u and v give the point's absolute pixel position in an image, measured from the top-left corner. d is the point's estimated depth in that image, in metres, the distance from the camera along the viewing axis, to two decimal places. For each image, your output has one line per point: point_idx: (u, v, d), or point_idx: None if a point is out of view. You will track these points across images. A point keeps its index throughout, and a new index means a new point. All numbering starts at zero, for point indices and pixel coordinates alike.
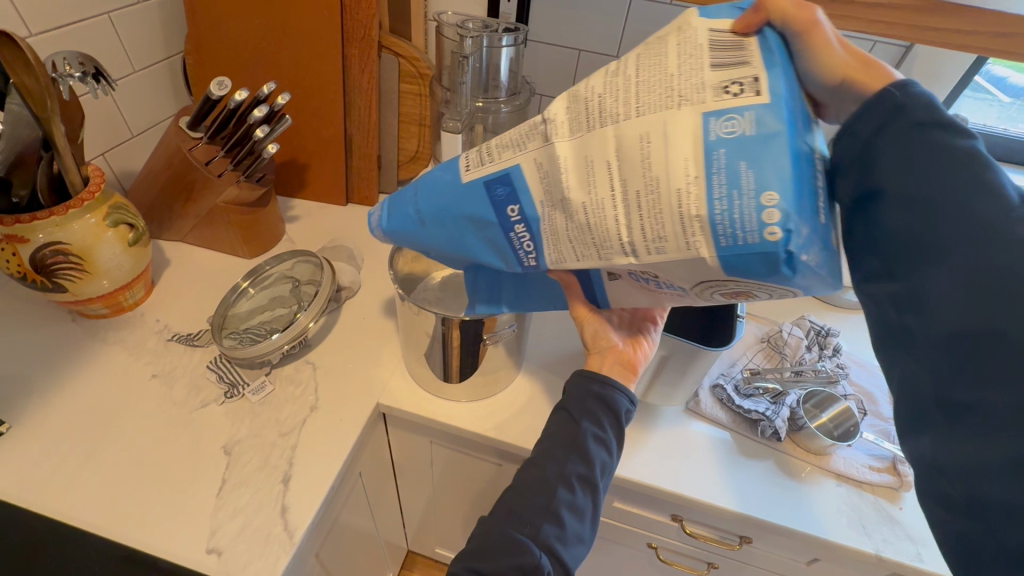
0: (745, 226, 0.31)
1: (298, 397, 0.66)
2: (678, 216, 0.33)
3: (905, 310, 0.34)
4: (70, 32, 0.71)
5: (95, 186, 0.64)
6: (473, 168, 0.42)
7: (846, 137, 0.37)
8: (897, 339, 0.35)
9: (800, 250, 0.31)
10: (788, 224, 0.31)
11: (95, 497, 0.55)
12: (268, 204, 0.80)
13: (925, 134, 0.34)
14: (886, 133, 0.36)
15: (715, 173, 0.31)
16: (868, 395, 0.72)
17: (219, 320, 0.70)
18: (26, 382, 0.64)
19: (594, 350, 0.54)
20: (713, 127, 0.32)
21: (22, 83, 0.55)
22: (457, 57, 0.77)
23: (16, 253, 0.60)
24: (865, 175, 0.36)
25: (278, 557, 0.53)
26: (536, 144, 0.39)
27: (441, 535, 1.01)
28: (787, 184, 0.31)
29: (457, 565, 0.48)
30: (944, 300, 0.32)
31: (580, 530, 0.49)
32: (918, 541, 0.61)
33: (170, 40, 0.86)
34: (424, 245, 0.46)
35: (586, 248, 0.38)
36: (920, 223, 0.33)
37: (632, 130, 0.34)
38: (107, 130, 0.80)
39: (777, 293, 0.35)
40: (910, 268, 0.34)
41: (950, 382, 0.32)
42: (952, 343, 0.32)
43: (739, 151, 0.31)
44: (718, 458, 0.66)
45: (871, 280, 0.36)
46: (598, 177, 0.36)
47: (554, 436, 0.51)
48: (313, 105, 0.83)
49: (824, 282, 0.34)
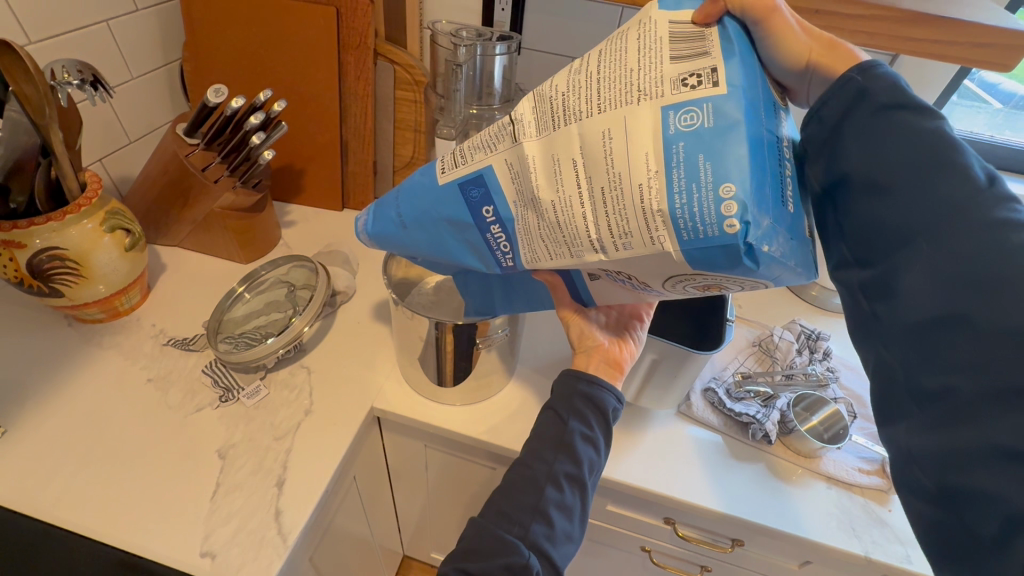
0: (704, 220, 0.31)
1: (293, 401, 0.67)
2: (642, 211, 0.33)
3: (876, 297, 0.35)
4: (69, 40, 0.72)
5: (92, 192, 0.65)
6: (449, 170, 0.44)
7: (814, 124, 0.38)
8: (869, 327, 0.36)
9: (760, 242, 0.31)
10: (747, 217, 0.31)
11: (90, 500, 0.56)
12: (264, 210, 0.81)
13: (890, 117, 0.35)
14: (851, 118, 0.36)
15: (674, 168, 0.32)
16: (858, 399, 0.73)
17: (214, 324, 0.70)
18: (21, 387, 0.64)
19: (581, 349, 0.55)
20: (672, 121, 0.32)
21: (20, 90, 0.55)
22: (450, 66, 0.80)
23: (14, 259, 0.61)
24: (832, 163, 0.36)
25: (272, 560, 0.53)
26: (505, 146, 0.40)
27: (436, 539, 1.01)
28: (744, 177, 0.31)
29: (447, 566, 0.48)
30: (909, 287, 0.33)
31: (569, 528, 0.49)
32: (906, 543, 0.61)
33: (168, 47, 0.87)
34: (406, 247, 0.47)
35: (558, 246, 0.39)
36: (885, 211, 0.34)
37: (594, 128, 0.34)
38: (105, 136, 0.80)
39: (748, 284, 0.36)
40: (879, 256, 0.35)
41: (916, 369, 0.33)
42: (918, 331, 0.32)
43: (697, 144, 0.31)
44: (708, 460, 0.67)
45: (843, 268, 0.37)
46: (564, 174, 0.36)
47: (542, 435, 0.51)
48: (309, 111, 0.84)
49: (791, 274, 0.34)
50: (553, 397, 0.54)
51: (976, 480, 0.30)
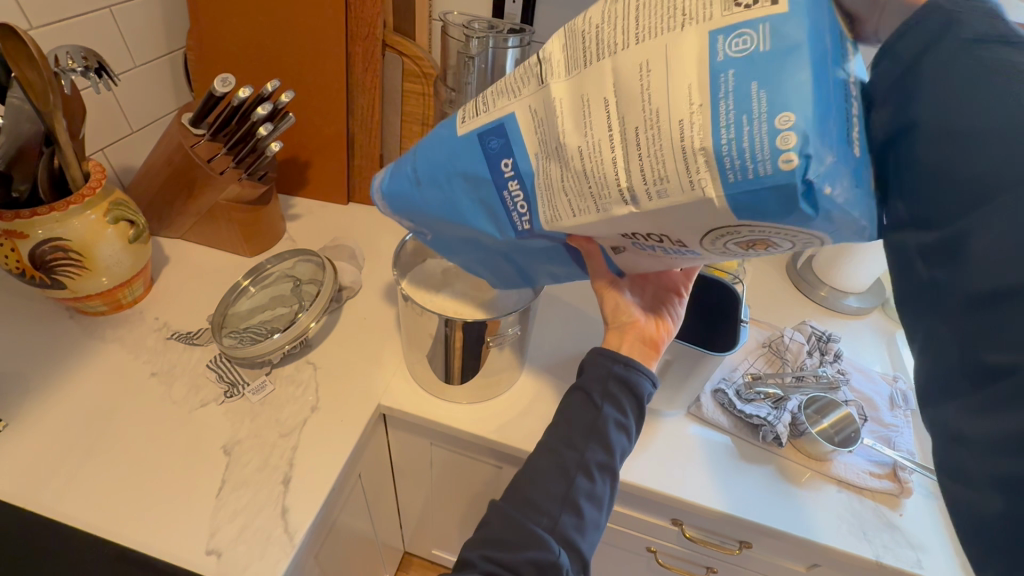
0: (757, 156, 0.30)
1: (299, 398, 0.66)
2: (682, 147, 0.32)
3: (938, 261, 0.30)
4: (72, 25, 0.70)
5: (96, 182, 0.64)
6: (470, 119, 0.44)
7: (885, 63, 0.33)
8: (926, 296, 0.31)
9: (821, 181, 0.30)
10: (807, 148, 0.29)
11: (92, 496, 0.55)
12: (269, 202, 0.79)
13: (976, 51, 0.29)
14: (931, 55, 0.31)
15: (722, 99, 0.30)
16: (868, 401, 0.72)
17: (218, 319, 0.69)
18: (23, 379, 0.63)
19: (614, 324, 0.54)
20: (721, 48, 0.31)
21: (24, 76, 0.54)
22: (462, 58, 0.78)
23: (15, 249, 0.60)
24: (902, 107, 0.32)
25: (279, 558, 0.53)
26: (530, 90, 0.40)
27: (438, 536, 1.00)
28: (805, 104, 0.29)
29: (471, 554, 0.47)
30: (981, 248, 0.28)
31: (598, 517, 0.49)
32: (917, 548, 0.61)
33: (172, 34, 0.85)
34: (420, 208, 0.48)
35: (583, 199, 0.38)
36: (959, 160, 0.29)
37: (633, 63, 0.33)
38: (106, 124, 0.79)
39: (795, 238, 0.34)
40: (945, 215, 0.30)
41: (979, 342, 0.29)
42: (979, 299, 0.28)
43: (750, 71, 0.30)
44: (719, 461, 0.66)
45: (898, 228, 0.33)
46: (594, 118, 0.36)
47: (575, 421, 0.50)
48: (315, 104, 0.83)
49: (852, 226, 0.32)
50: (586, 378, 0.52)
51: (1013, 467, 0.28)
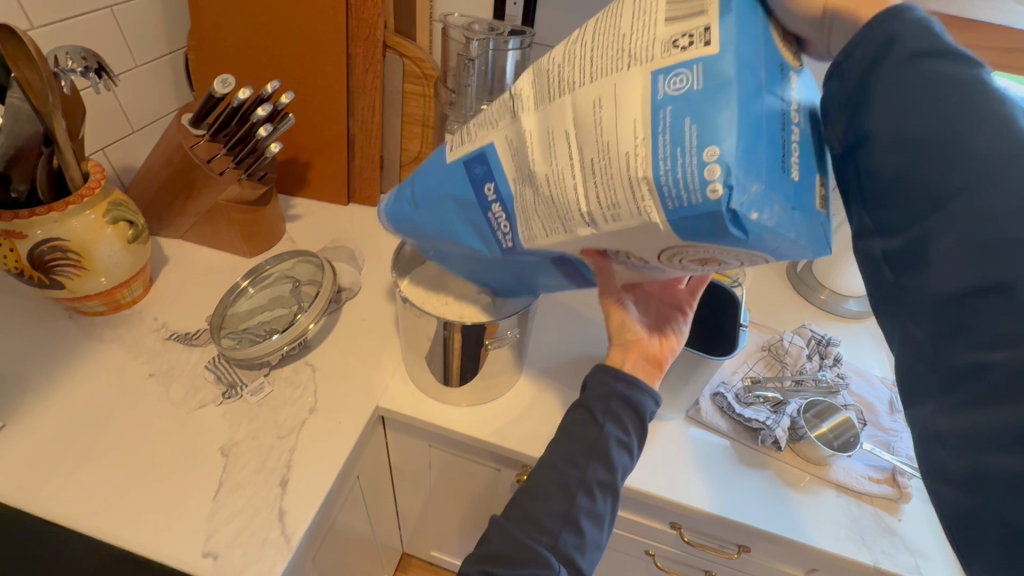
0: (688, 186, 0.30)
1: (298, 399, 0.66)
2: (627, 179, 0.32)
3: (902, 268, 0.31)
4: (73, 26, 0.70)
5: (95, 183, 0.63)
6: (457, 147, 0.46)
7: (835, 81, 0.34)
8: (892, 304, 0.32)
9: (747, 209, 0.30)
10: (731, 180, 0.30)
11: (89, 497, 0.55)
12: (269, 203, 0.79)
13: (920, 66, 0.30)
14: (880, 69, 0.31)
15: (659, 134, 0.31)
16: (868, 406, 0.72)
17: (217, 320, 0.69)
18: (21, 380, 0.63)
19: (618, 342, 0.54)
20: (661, 85, 0.32)
21: (24, 77, 0.54)
22: (462, 60, 0.79)
23: (14, 249, 0.60)
24: (852, 121, 0.33)
25: (276, 561, 0.53)
26: (506, 122, 0.41)
27: (436, 538, 1.00)
28: (732, 137, 0.30)
29: (471, 567, 0.48)
30: (940, 254, 0.29)
31: (598, 537, 0.49)
32: (917, 553, 0.61)
33: (173, 34, 0.85)
34: (419, 228, 0.50)
35: (553, 222, 0.38)
36: (909, 172, 0.29)
37: (586, 98, 0.34)
38: (106, 124, 0.79)
39: (744, 258, 0.34)
40: (901, 225, 0.31)
41: (948, 342, 0.29)
42: (945, 304, 0.29)
43: (684, 107, 0.31)
44: (718, 467, 0.66)
45: (862, 236, 0.34)
46: (558, 149, 0.36)
47: (576, 438, 0.50)
48: (315, 105, 0.83)
49: (790, 247, 0.32)
50: (588, 396, 0.51)
51: (1008, 461, 0.27)
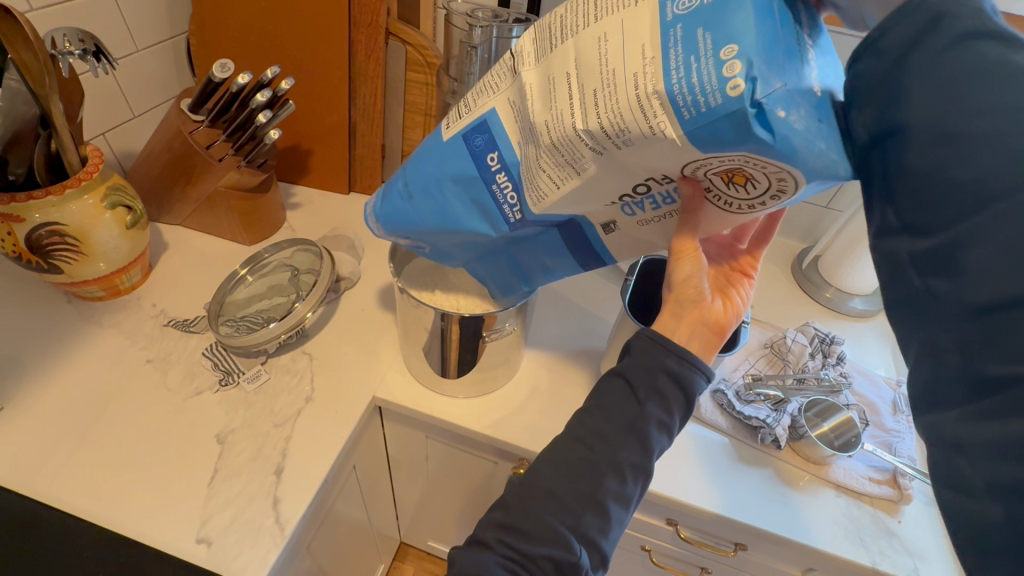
0: (705, 90, 0.30)
1: (294, 388, 0.65)
2: (636, 98, 0.33)
3: (933, 273, 0.28)
4: (72, 8, 0.70)
5: (93, 166, 0.63)
6: (454, 123, 0.46)
7: (869, 61, 0.31)
8: (919, 307, 0.29)
9: (772, 103, 0.30)
10: (751, 74, 0.29)
11: (84, 482, 0.55)
12: (268, 190, 0.79)
13: (964, 49, 0.27)
14: (918, 51, 0.28)
15: (672, 46, 0.32)
16: (871, 406, 0.71)
17: (215, 308, 0.69)
18: (19, 363, 0.63)
19: (678, 298, 0.47)
20: (670, 9, 0.32)
21: (21, 59, 0.53)
22: (465, 48, 0.76)
23: (12, 233, 0.60)
24: (883, 108, 0.30)
25: (269, 550, 0.52)
26: (507, 85, 0.43)
27: (433, 528, 1.01)
28: (750, 34, 0.30)
29: (486, 534, 0.45)
30: (977, 259, 0.26)
31: (623, 517, 0.45)
32: (916, 555, 0.60)
33: (175, 18, 0.84)
34: (411, 223, 0.49)
35: (562, 168, 0.39)
36: (942, 167, 0.27)
37: (592, 36, 0.35)
38: (107, 109, 0.78)
39: (769, 172, 0.33)
40: (935, 223, 0.28)
41: (980, 354, 0.26)
42: (977, 317, 0.26)
43: (695, 21, 0.31)
44: (718, 463, 0.65)
45: (888, 235, 0.31)
46: (559, 93, 0.37)
47: (614, 414, 0.45)
48: (317, 92, 0.82)
49: (818, 159, 0.31)
50: (631, 367, 0.46)
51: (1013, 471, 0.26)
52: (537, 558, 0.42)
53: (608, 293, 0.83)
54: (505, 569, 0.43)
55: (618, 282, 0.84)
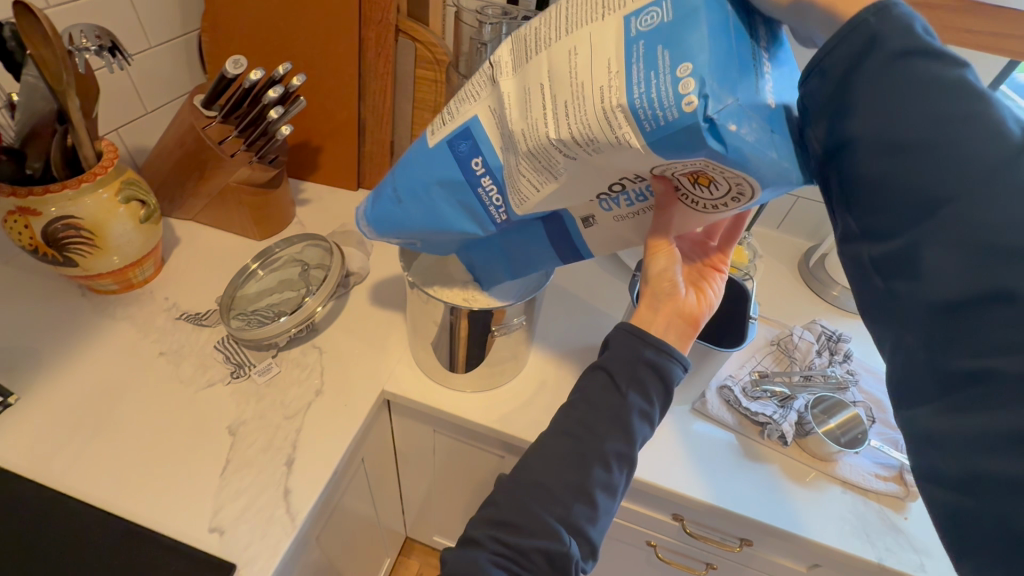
0: (663, 105, 0.31)
1: (304, 381, 0.66)
2: (603, 111, 0.33)
3: (893, 275, 0.30)
4: (86, 6, 0.71)
5: (108, 161, 0.64)
6: (439, 130, 0.46)
7: (814, 79, 0.32)
8: (881, 309, 0.31)
9: (724, 119, 0.30)
10: (703, 91, 0.30)
11: (99, 470, 0.56)
12: (279, 186, 0.79)
13: (904, 68, 0.29)
14: (861, 70, 0.30)
15: (635, 63, 0.32)
16: (878, 403, 0.71)
17: (227, 301, 0.70)
18: (35, 354, 0.64)
19: (653, 291, 0.48)
20: (633, 26, 0.33)
21: (40, 55, 0.54)
22: (475, 44, 0.78)
23: (29, 226, 0.61)
24: (834, 123, 0.31)
25: (280, 539, 0.53)
26: (487, 94, 0.43)
27: (440, 523, 1.01)
28: (704, 53, 0.31)
29: (478, 531, 0.45)
30: (935, 262, 0.28)
31: (611, 506, 0.45)
32: (921, 551, 0.60)
33: (187, 15, 0.85)
34: (400, 224, 0.49)
35: (541, 173, 0.39)
36: (898, 177, 0.29)
37: (562, 49, 0.35)
38: (120, 105, 0.79)
39: (729, 177, 0.34)
40: (890, 229, 0.30)
41: (943, 348, 0.28)
42: (945, 314, 0.28)
43: (657, 39, 0.32)
44: (722, 459, 0.66)
45: (849, 241, 0.32)
46: (534, 102, 0.37)
47: (595, 404, 0.46)
48: (327, 89, 0.83)
49: (771, 168, 0.32)
50: (611, 360, 0.46)
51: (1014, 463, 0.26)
52: (527, 550, 0.43)
53: (615, 289, 0.83)
54: (495, 564, 0.43)
55: (624, 279, 0.85)
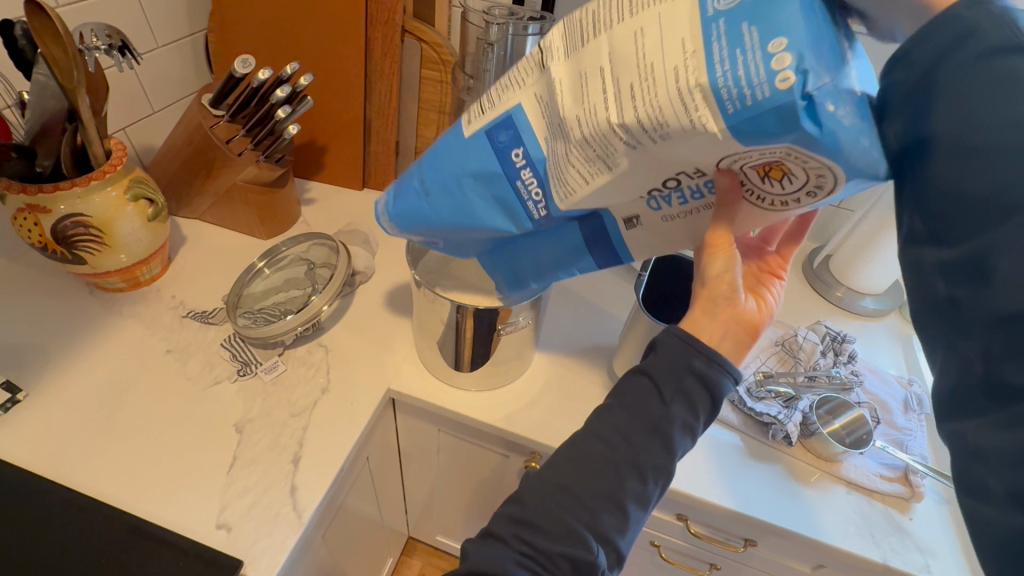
0: (752, 83, 0.31)
1: (310, 379, 0.66)
2: (678, 92, 0.33)
3: (960, 281, 0.29)
4: (96, 5, 0.71)
5: (117, 159, 0.64)
6: (476, 119, 0.47)
7: (898, 72, 0.31)
8: (941, 314, 0.30)
9: (821, 96, 0.30)
10: (800, 68, 0.30)
11: (107, 467, 0.56)
12: (285, 185, 0.80)
13: (999, 63, 0.27)
14: (948, 64, 0.29)
15: (715, 42, 0.32)
16: (882, 404, 0.71)
17: (233, 299, 0.70)
18: (43, 351, 0.65)
19: (709, 294, 0.45)
20: (711, 5, 0.33)
21: (50, 53, 0.54)
22: (482, 45, 0.78)
23: (38, 224, 0.61)
24: (914, 117, 0.30)
25: (287, 536, 0.53)
26: (536, 81, 0.43)
27: (442, 523, 1.01)
28: (798, 30, 0.31)
29: (500, 529, 0.45)
30: (1005, 270, 0.26)
31: (641, 516, 0.44)
32: (927, 552, 0.60)
33: (195, 15, 0.86)
34: (429, 220, 0.49)
35: (593, 163, 0.40)
36: (976, 179, 0.27)
37: (629, 31, 0.36)
38: (128, 104, 0.80)
39: (808, 167, 0.33)
40: (960, 234, 0.28)
41: (1000, 355, 0.27)
42: (1002, 324, 0.27)
43: (739, 16, 0.32)
44: (733, 461, 0.66)
45: (914, 243, 0.32)
46: (592, 88, 0.38)
47: (636, 413, 0.44)
48: (333, 89, 0.83)
49: (862, 156, 0.32)
50: (656, 366, 0.45)
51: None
52: (549, 551, 0.42)
53: (620, 289, 0.83)
54: (520, 563, 0.43)
55: (630, 279, 0.85)
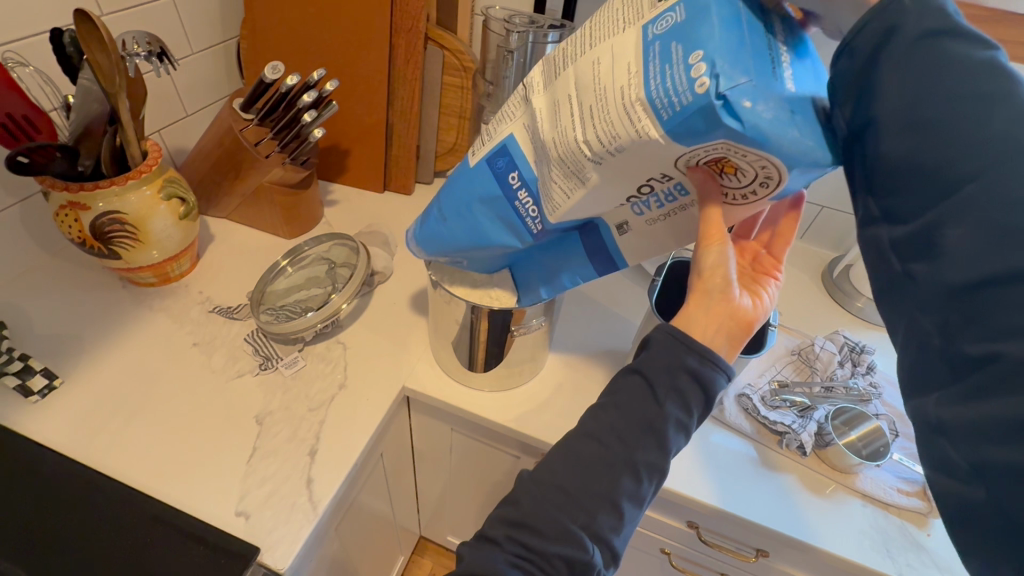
0: (678, 90, 0.33)
1: (328, 374, 0.68)
2: (622, 106, 0.35)
3: (913, 258, 0.31)
4: (137, 14, 0.75)
5: (152, 159, 0.67)
6: (477, 151, 0.49)
7: (845, 60, 0.34)
8: (896, 289, 0.33)
9: (737, 96, 0.32)
10: (715, 72, 0.32)
11: (133, 452, 0.58)
12: (310, 187, 0.82)
13: (931, 45, 0.30)
14: (886, 50, 0.32)
15: (651, 60, 0.34)
16: (901, 417, 0.70)
17: (257, 295, 0.72)
18: (78, 342, 0.68)
19: (703, 287, 0.44)
20: (650, 30, 0.35)
21: (94, 59, 0.58)
22: (501, 52, 0.80)
23: (78, 220, 0.64)
24: (860, 103, 0.33)
25: (302, 526, 0.55)
26: (519, 115, 0.46)
27: (454, 523, 1.02)
28: (714, 41, 0.32)
29: (495, 532, 0.45)
30: (952, 240, 0.29)
31: (636, 515, 0.44)
32: (945, 570, 0.59)
33: (228, 24, 0.90)
34: (446, 243, 0.51)
35: (569, 180, 0.41)
36: (918, 155, 0.30)
37: (586, 62, 0.38)
38: (163, 107, 0.83)
39: (755, 161, 0.34)
40: (912, 211, 0.31)
41: (956, 330, 0.29)
42: (953, 298, 0.29)
43: (672, 37, 0.34)
44: (740, 473, 0.65)
45: (869, 224, 0.34)
46: (562, 114, 0.40)
47: (629, 411, 0.44)
48: (356, 95, 0.86)
49: (794, 146, 0.33)
50: (650, 365, 0.44)
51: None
52: (548, 555, 0.42)
53: (634, 295, 0.83)
54: (515, 567, 0.43)
55: (642, 284, 0.85)
